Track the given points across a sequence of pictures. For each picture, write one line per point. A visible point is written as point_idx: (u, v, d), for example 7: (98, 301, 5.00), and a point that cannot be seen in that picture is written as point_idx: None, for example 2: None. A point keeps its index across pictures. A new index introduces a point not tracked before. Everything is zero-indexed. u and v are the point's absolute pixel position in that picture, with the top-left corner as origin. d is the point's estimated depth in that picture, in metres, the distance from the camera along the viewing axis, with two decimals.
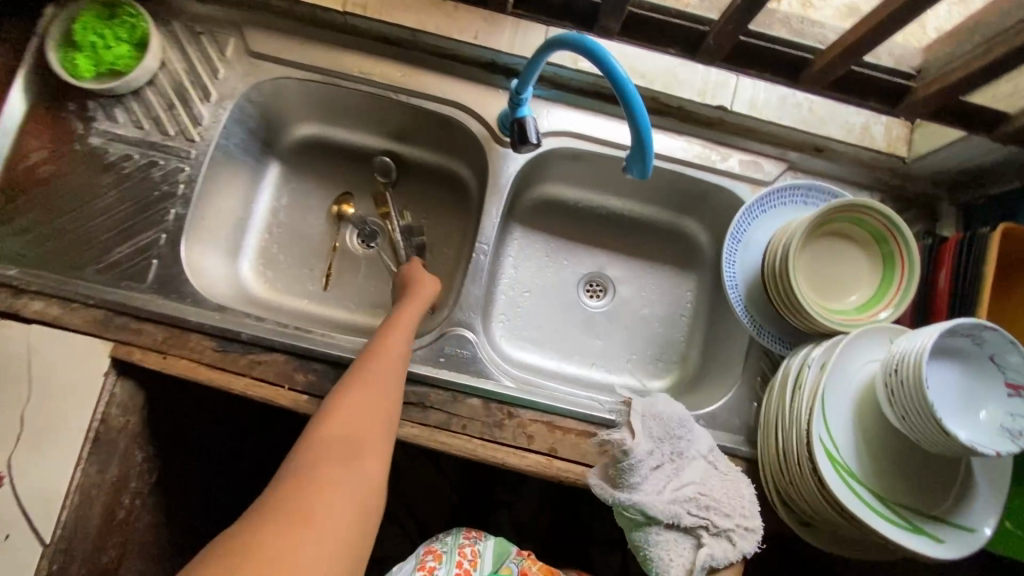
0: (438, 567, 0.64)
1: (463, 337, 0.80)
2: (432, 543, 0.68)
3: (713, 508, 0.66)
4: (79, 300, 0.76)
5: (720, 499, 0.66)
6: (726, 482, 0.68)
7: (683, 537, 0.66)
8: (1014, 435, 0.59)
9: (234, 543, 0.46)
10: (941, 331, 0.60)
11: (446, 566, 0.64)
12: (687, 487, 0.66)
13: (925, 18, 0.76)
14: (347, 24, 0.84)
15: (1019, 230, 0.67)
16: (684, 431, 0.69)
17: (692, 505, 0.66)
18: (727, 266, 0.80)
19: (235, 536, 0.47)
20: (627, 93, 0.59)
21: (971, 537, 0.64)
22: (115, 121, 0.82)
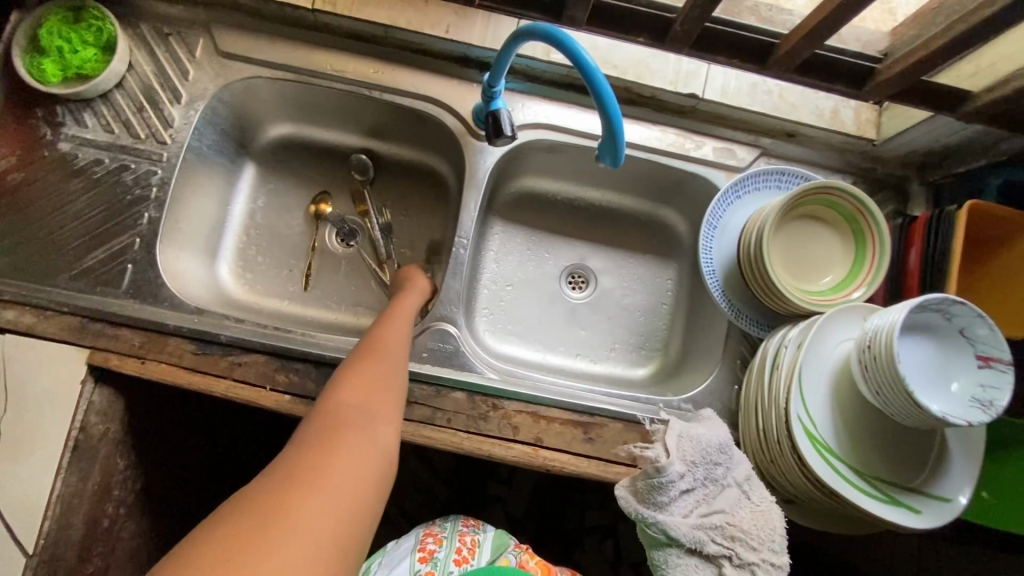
0: (438, 550, 0.64)
1: (446, 332, 0.80)
2: (432, 525, 0.68)
3: (740, 539, 0.63)
4: (52, 308, 0.75)
5: (751, 530, 0.63)
6: (760, 513, 0.64)
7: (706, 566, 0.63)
8: (985, 405, 0.60)
9: (243, 501, 0.45)
10: (912, 307, 0.61)
11: (445, 549, 0.64)
12: (717, 514, 0.63)
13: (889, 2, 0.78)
14: (317, 21, 0.83)
15: (986, 207, 0.69)
16: (726, 456, 0.65)
17: (719, 533, 0.63)
18: (705, 252, 0.81)
19: (244, 493, 0.46)
20: (597, 82, 0.59)
21: (947, 507, 0.65)
22: (84, 126, 0.81)
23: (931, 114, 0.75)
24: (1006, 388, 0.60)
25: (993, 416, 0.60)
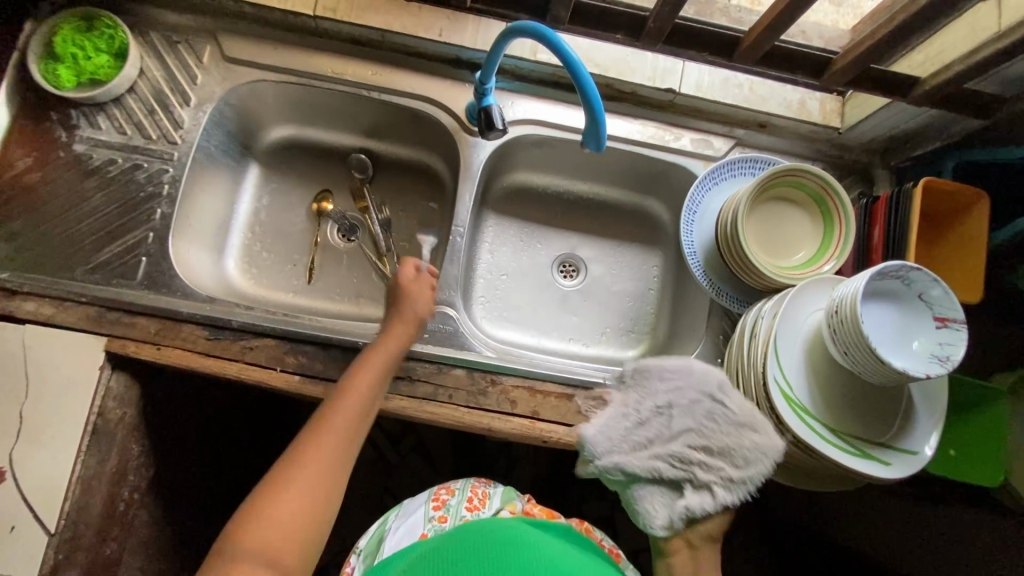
0: (451, 498, 0.68)
1: (446, 314, 0.85)
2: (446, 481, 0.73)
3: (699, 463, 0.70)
4: (70, 299, 0.79)
5: (710, 454, 0.69)
6: (720, 437, 0.70)
7: (675, 489, 0.71)
8: (943, 360, 0.66)
9: None
10: (873, 274, 0.67)
11: (457, 498, 0.69)
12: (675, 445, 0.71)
13: None
14: (318, 27, 0.89)
15: (939, 184, 0.75)
16: (678, 389, 0.72)
17: (679, 461, 0.70)
18: (686, 235, 0.87)
19: None
20: (580, 74, 0.65)
21: (914, 459, 0.71)
22: (98, 128, 0.85)
23: (889, 101, 0.80)
24: (961, 345, 0.66)
25: (950, 370, 0.65)
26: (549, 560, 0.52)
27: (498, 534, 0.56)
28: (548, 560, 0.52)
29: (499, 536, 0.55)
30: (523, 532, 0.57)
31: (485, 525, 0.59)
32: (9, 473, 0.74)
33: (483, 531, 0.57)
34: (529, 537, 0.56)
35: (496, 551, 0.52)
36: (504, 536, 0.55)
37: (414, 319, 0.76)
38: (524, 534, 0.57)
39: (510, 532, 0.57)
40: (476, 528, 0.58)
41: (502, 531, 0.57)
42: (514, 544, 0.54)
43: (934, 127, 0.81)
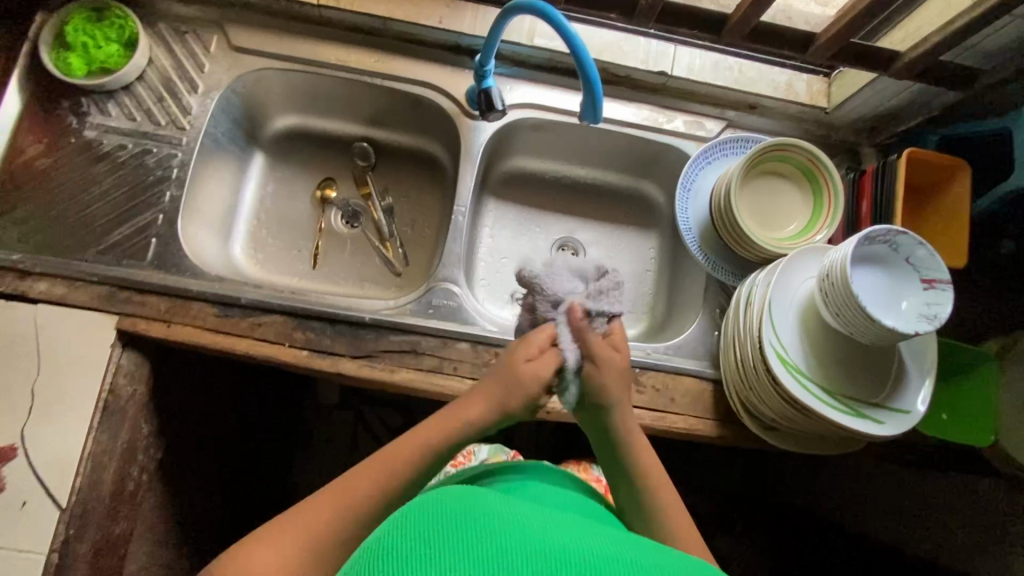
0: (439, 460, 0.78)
1: (450, 290, 0.87)
2: None
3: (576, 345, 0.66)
4: (82, 279, 0.80)
5: (571, 330, 0.64)
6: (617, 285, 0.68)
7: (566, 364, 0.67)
8: (930, 318, 0.69)
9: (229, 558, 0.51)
10: (862, 238, 0.69)
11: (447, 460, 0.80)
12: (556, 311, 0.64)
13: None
14: (323, 16, 0.92)
15: (923, 154, 0.78)
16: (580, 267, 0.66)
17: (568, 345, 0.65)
18: (681, 212, 0.90)
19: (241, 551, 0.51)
20: (577, 48, 0.68)
21: (906, 417, 0.73)
22: (108, 115, 0.88)
23: (872, 77, 0.84)
24: (948, 304, 0.69)
25: (937, 326, 0.68)
26: (552, 541, 0.36)
27: (435, 519, 0.37)
28: (559, 544, 0.35)
29: (455, 530, 0.35)
30: (477, 507, 0.38)
31: (415, 515, 0.38)
32: (21, 449, 0.75)
33: (418, 523, 0.36)
34: (493, 511, 0.38)
35: (471, 551, 0.33)
36: (458, 523, 0.36)
37: (502, 408, 0.64)
38: (476, 508, 0.38)
39: (456, 510, 0.38)
40: (400, 531, 0.37)
41: (451, 512, 0.37)
42: (494, 533, 0.35)
43: (915, 102, 0.85)
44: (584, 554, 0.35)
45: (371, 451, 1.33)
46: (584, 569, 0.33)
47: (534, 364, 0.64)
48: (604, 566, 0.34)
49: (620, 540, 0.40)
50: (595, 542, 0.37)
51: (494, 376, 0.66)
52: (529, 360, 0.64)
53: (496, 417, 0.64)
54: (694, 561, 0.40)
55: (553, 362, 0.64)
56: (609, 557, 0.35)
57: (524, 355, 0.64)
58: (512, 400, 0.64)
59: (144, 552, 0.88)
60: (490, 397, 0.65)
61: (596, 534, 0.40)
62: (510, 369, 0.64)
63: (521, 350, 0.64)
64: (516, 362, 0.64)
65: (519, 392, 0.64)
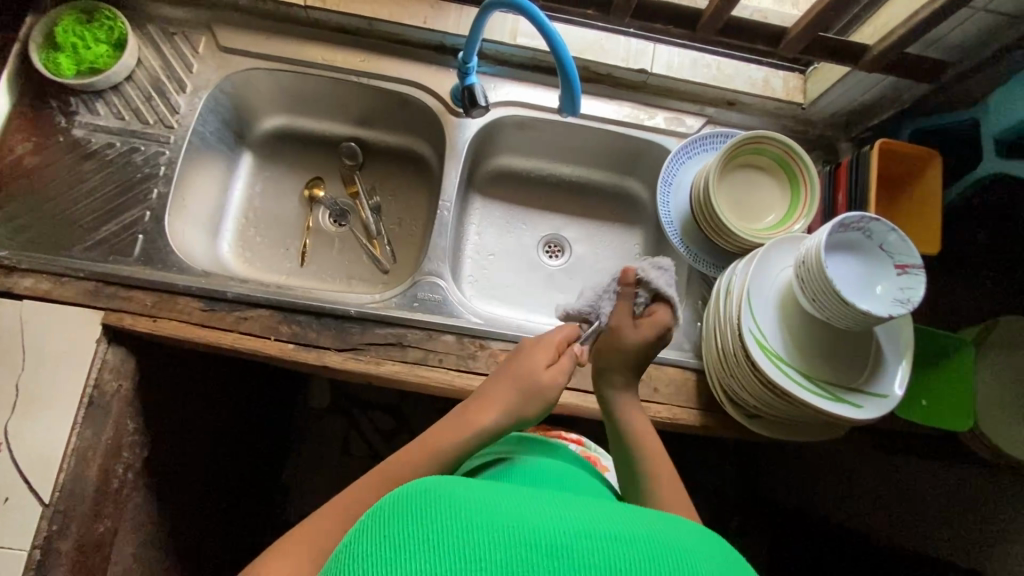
0: None
1: (435, 284, 0.88)
2: None
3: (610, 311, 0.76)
4: (68, 275, 0.81)
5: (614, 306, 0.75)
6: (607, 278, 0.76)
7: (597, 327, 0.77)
8: (903, 302, 0.70)
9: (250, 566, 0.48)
10: (834, 226, 0.71)
11: None
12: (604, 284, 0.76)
13: None
14: (310, 18, 0.94)
15: (894, 145, 0.80)
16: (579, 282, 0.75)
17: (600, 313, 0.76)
18: (663, 207, 0.91)
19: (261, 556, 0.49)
20: (554, 41, 0.69)
21: (885, 401, 0.74)
22: (97, 114, 0.89)
23: (845, 72, 0.86)
24: (920, 288, 0.70)
25: (910, 310, 0.69)
26: (520, 521, 0.35)
27: (398, 515, 0.35)
28: (528, 524, 0.35)
29: (422, 524, 0.34)
30: (439, 493, 0.37)
31: (373, 512, 0.36)
32: (4, 444, 0.75)
33: (378, 524, 0.35)
34: (456, 494, 0.37)
35: (440, 549, 0.32)
36: (422, 515, 0.35)
37: (520, 414, 0.66)
38: (438, 491, 0.37)
39: (417, 499, 0.36)
40: (359, 533, 0.35)
41: (413, 504, 0.36)
42: (461, 524, 0.34)
43: (887, 96, 0.87)
44: (554, 531, 0.35)
45: (362, 453, 1.33)
46: (557, 555, 0.33)
47: (554, 368, 0.70)
48: (576, 545, 0.34)
49: (584, 503, 0.40)
50: (563, 512, 0.37)
51: (509, 380, 0.67)
52: (550, 363, 0.69)
53: (512, 421, 0.66)
54: (654, 515, 0.41)
55: (571, 364, 0.71)
56: (580, 534, 0.35)
57: (548, 357, 0.69)
58: (534, 406, 0.66)
59: (131, 552, 0.87)
60: (507, 401, 0.66)
61: (558, 500, 0.40)
62: (532, 373, 0.68)
63: (541, 353, 0.70)
64: (538, 366, 0.68)
65: (543, 396, 0.67)
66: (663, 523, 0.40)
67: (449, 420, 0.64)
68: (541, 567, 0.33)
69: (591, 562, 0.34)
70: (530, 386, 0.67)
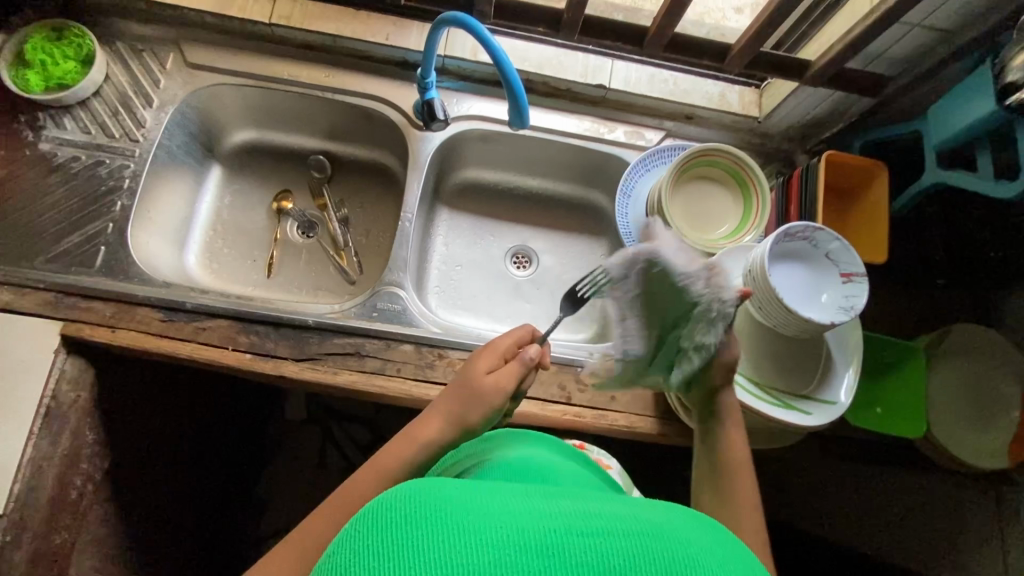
0: None
1: (395, 294, 0.89)
2: None
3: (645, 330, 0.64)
4: (29, 286, 0.82)
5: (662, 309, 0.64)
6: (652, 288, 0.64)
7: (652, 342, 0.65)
8: (847, 309, 0.71)
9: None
10: (779, 235, 0.72)
11: None
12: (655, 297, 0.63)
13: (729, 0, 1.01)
14: (274, 34, 0.96)
15: (841, 157, 0.82)
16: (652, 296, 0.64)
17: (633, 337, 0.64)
18: (621, 218, 0.92)
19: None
20: (501, 59, 0.71)
21: (832, 408, 0.75)
22: (64, 128, 0.90)
23: (794, 87, 0.88)
24: (863, 296, 0.71)
25: (852, 317, 0.70)
26: (511, 520, 0.34)
27: (386, 523, 0.34)
28: (519, 523, 0.34)
29: (410, 531, 0.33)
30: (428, 495, 0.36)
31: (362, 518, 0.35)
32: None
33: (365, 532, 0.34)
34: (448, 495, 0.36)
35: (429, 555, 0.32)
36: (409, 522, 0.34)
37: (461, 421, 0.63)
38: (427, 494, 0.36)
39: (405, 504, 0.35)
40: (347, 543, 0.34)
41: (401, 508, 0.35)
42: (449, 527, 0.33)
43: (836, 110, 0.90)
44: (544, 528, 0.34)
45: (337, 466, 1.32)
46: (550, 556, 0.32)
47: (496, 375, 0.64)
48: (569, 541, 0.33)
49: (580, 499, 0.39)
50: (556, 507, 0.36)
51: (453, 389, 0.65)
52: (492, 370, 0.64)
53: (457, 430, 0.63)
54: (658, 509, 0.40)
55: (522, 370, 0.64)
56: (571, 529, 0.34)
57: (490, 363, 0.65)
58: (471, 412, 0.62)
59: (91, 565, 0.86)
60: (449, 410, 0.64)
61: (554, 496, 0.39)
62: (468, 379, 0.64)
63: (485, 360, 0.66)
64: (478, 371, 0.64)
65: (485, 402, 0.62)
66: (666, 516, 0.39)
67: (407, 429, 0.64)
68: (533, 568, 0.32)
69: (584, 559, 0.33)
70: (465, 394, 0.63)
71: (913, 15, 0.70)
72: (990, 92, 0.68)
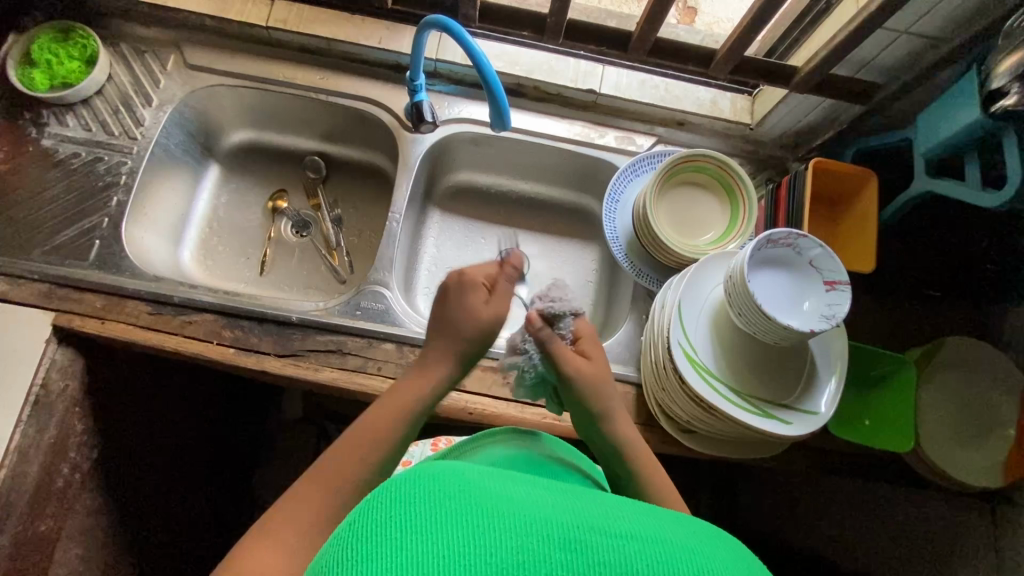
0: (415, 446, 0.87)
1: (379, 293, 0.90)
2: None
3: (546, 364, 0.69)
4: (24, 277, 0.84)
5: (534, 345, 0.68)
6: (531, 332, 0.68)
7: (538, 379, 0.71)
8: (829, 318, 0.70)
9: None
10: (761, 241, 0.71)
11: (422, 447, 0.87)
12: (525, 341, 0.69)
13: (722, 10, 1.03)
14: (272, 37, 0.98)
15: (827, 163, 0.81)
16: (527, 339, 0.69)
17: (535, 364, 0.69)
18: (607, 222, 0.91)
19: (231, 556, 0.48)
20: (482, 64, 0.73)
21: (813, 418, 0.74)
22: (66, 125, 0.93)
23: (784, 94, 0.88)
24: (846, 304, 0.70)
25: (834, 326, 0.69)
26: (533, 512, 0.33)
27: (408, 498, 0.32)
28: (543, 514, 0.33)
29: (434, 508, 0.32)
30: (451, 478, 0.34)
31: (382, 491, 0.34)
32: None
33: (383, 503, 0.32)
34: (471, 483, 0.34)
35: (453, 537, 0.30)
36: (431, 499, 0.32)
37: (471, 351, 0.66)
38: (449, 477, 0.34)
39: (429, 481, 0.34)
40: (363, 515, 0.32)
41: (422, 486, 0.33)
42: (472, 511, 0.32)
43: (827, 118, 0.89)
44: (565, 521, 0.33)
45: None
46: (571, 553, 0.31)
47: (495, 304, 0.66)
48: (590, 536, 0.32)
49: (601, 497, 0.38)
50: (578, 505, 0.35)
51: (448, 329, 0.65)
52: (489, 300, 0.66)
53: (463, 365, 0.66)
54: (687, 521, 0.38)
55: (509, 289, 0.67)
56: (593, 525, 0.33)
57: (484, 292, 0.66)
58: (479, 343, 0.65)
59: (75, 553, 0.88)
60: (451, 349, 0.65)
61: (576, 494, 0.37)
62: (464, 312, 0.65)
63: (473, 291, 0.66)
64: (475, 306, 0.65)
65: (492, 331, 0.66)
66: (691, 528, 0.36)
67: (403, 381, 0.63)
68: (553, 560, 0.31)
69: (605, 557, 0.31)
70: (468, 330, 0.65)
71: (898, 21, 0.69)
72: (975, 101, 0.68)
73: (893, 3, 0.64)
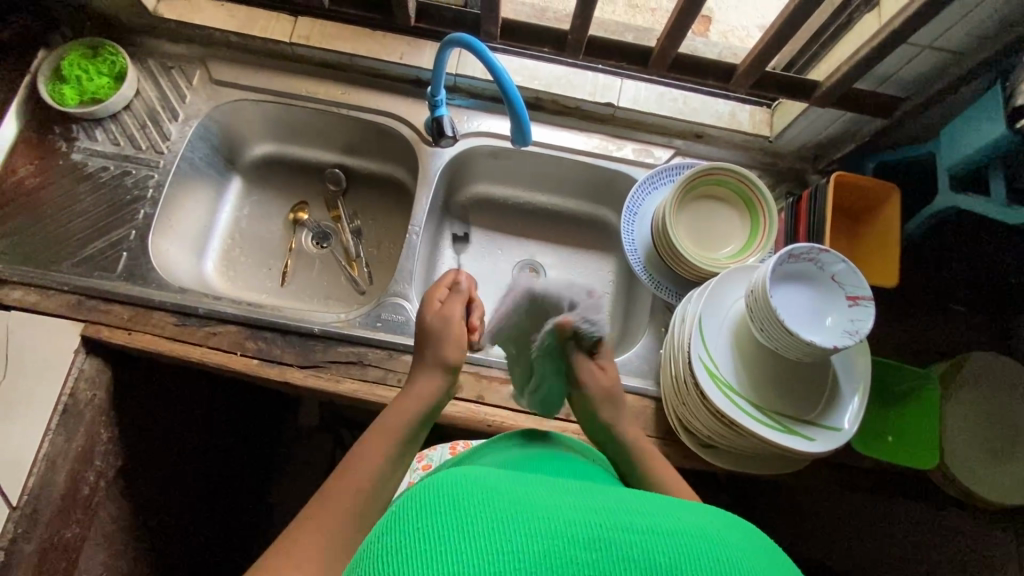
0: (432, 452, 0.88)
1: (399, 305, 0.91)
2: None
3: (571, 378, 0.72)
4: (54, 288, 0.86)
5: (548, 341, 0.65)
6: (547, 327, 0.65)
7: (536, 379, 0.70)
8: (852, 333, 0.70)
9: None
10: (783, 256, 0.71)
11: (439, 451, 0.88)
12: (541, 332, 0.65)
13: (739, 23, 1.03)
14: (295, 53, 1.00)
15: (849, 177, 0.80)
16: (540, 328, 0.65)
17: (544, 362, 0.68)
18: (626, 234, 0.91)
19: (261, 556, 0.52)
20: (503, 80, 0.74)
21: (836, 434, 0.73)
22: (95, 140, 0.96)
23: (804, 107, 0.87)
24: (869, 320, 0.70)
25: (857, 341, 0.69)
26: (557, 513, 0.33)
27: (433, 507, 0.33)
28: (566, 515, 0.33)
29: (459, 518, 0.32)
30: (474, 486, 0.35)
31: (407, 503, 0.34)
32: None
33: (409, 516, 0.33)
34: (493, 488, 0.34)
35: (481, 545, 0.31)
36: (458, 508, 0.32)
37: (442, 362, 0.68)
38: (472, 486, 0.34)
39: (453, 490, 0.34)
40: (390, 529, 0.33)
41: (445, 495, 0.33)
42: (497, 519, 0.32)
43: (848, 131, 0.88)
44: (588, 520, 0.33)
45: None
46: (596, 552, 0.31)
47: (445, 305, 0.71)
48: (611, 531, 0.32)
49: (623, 494, 0.38)
50: (600, 503, 0.35)
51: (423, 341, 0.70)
52: (442, 302, 0.72)
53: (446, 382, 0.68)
54: (704, 509, 0.38)
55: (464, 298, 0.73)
56: (616, 521, 0.33)
57: (439, 296, 0.72)
58: (444, 348, 0.68)
59: (99, 560, 0.88)
60: (430, 361, 0.68)
61: (597, 492, 0.37)
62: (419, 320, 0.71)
63: (432, 304, 0.72)
64: (430, 307, 0.72)
65: (447, 335, 0.69)
66: (714, 520, 0.36)
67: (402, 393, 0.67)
68: (580, 560, 0.31)
69: (630, 554, 0.31)
70: (435, 339, 0.69)
71: (921, 36, 0.69)
72: (999, 115, 0.67)
73: (916, 20, 0.64)
